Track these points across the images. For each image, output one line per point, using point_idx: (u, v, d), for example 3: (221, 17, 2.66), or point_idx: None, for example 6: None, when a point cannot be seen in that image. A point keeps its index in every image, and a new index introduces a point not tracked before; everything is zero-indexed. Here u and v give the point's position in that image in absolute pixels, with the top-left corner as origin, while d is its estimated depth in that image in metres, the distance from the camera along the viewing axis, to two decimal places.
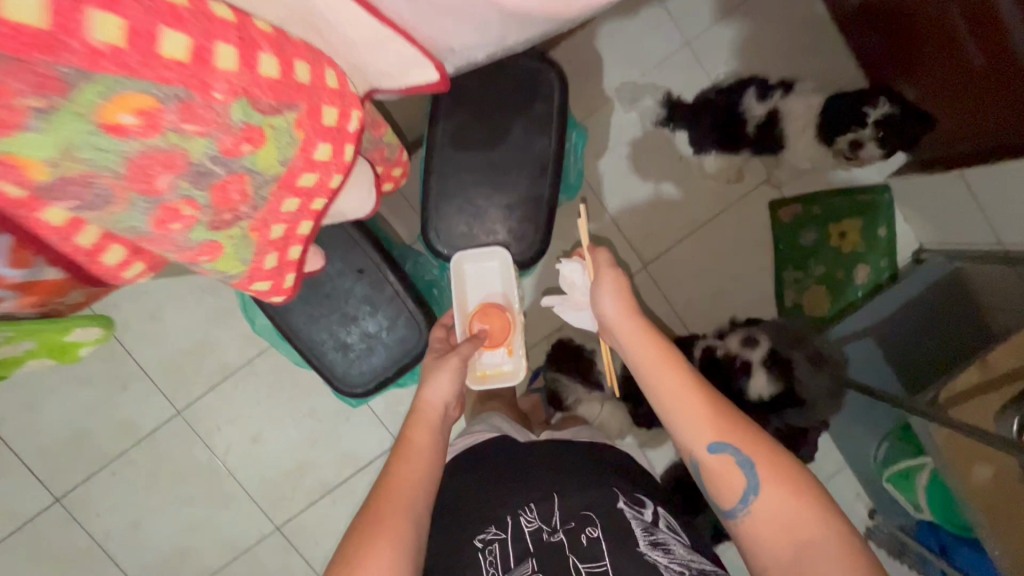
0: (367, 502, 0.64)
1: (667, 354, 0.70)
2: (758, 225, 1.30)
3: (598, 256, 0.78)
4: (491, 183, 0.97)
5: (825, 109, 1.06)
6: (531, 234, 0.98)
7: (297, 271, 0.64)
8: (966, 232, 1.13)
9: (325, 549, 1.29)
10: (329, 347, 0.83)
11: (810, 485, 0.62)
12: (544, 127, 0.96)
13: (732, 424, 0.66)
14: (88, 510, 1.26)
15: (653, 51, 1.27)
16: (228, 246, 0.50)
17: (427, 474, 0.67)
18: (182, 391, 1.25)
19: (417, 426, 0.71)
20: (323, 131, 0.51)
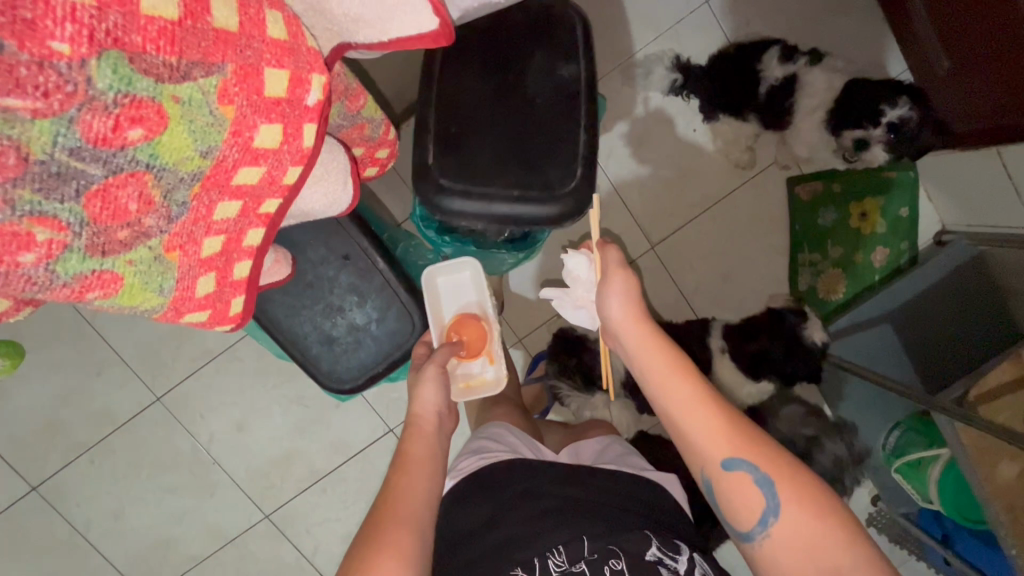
0: (365, 528, 0.56)
1: (678, 360, 0.64)
2: (775, 200, 1.23)
3: (607, 254, 0.71)
4: (514, 120, 0.79)
5: (842, 98, 0.97)
6: (569, 167, 0.77)
7: (246, 296, 0.56)
8: (999, 214, 1.06)
9: (316, 538, 1.25)
10: (313, 340, 0.76)
11: (836, 507, 0.57)
12: (568, 56, 0.80)
13: (750, 439, 0.60)
14: (66, 499, 1.20)
15: (667, 10, 1.16)
16: (130, 276, 0.42)
17: (426, 483, 0.61)
18: (161, 378, 1.18)
19: (414, 439, 0.65)
20: (264, 106, 0.42)
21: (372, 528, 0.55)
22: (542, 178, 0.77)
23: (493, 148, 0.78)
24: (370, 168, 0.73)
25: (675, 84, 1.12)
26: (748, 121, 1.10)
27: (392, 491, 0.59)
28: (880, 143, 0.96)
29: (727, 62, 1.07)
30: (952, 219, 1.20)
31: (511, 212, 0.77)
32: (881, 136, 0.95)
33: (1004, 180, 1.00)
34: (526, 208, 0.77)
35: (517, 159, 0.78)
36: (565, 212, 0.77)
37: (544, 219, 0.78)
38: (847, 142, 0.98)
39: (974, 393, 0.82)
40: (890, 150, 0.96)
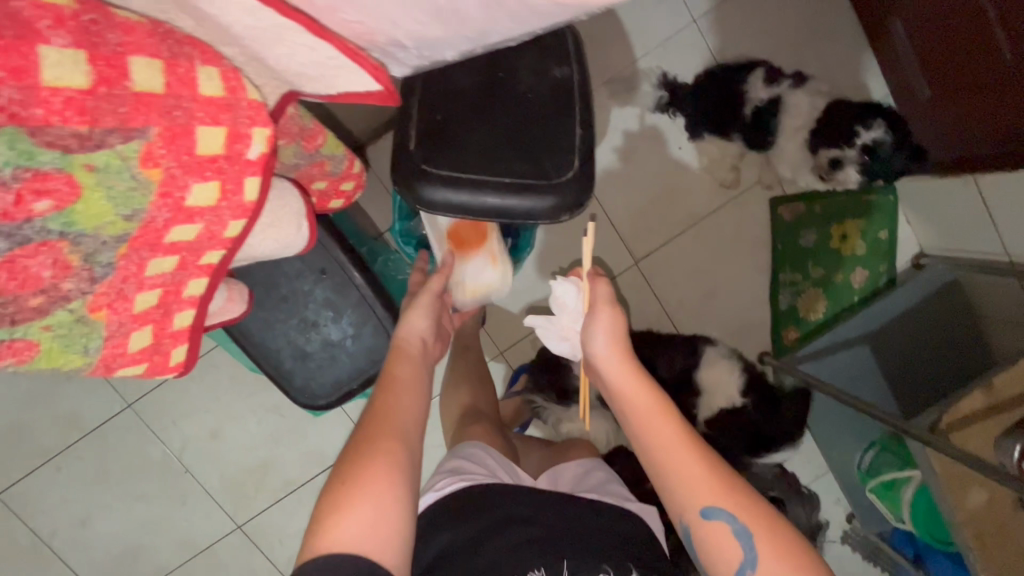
0: (353, 440, 0.57)
1: (659, 403, 0.66)
2: (757, 222, 1.23)
3: (597, 285, 0.73)
4: (506, 115, 0.77)
5: (824, 117, 0.97)
6: (564, 159, 0.76)
7: (189, 342, 0.52)
8: (975, 240, 1.09)
9: (289, 550, 1.23)
10: (287, 355, 0.74)
11: (811, 559, 0.59)
12: (561, 57, 0.79)
13: (730, 489, 0.61)
14: (31, 507, 1.17)
15: (659, 26, 1.15)
16: (47, 342, 0.40)
17: (413, 400, 0.62)
18: (133, 383, 1.15)
19: (400, 360, 0.66)
20: (195, 164, 0.42)
21: (360, 440, 0.56)
22: (538, 169, 0.75)
23: (484, 141, 0.76)
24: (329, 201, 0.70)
25: (661, 102, 1.13)
26: (731, 141, 1.10)
27: (380, 407, 0.60)
28: (853, 164, 0.95)
29: (714, 82, 1.08)
30: (929, 242, 1.22)
31: (506, 202, 0.74)
32: (855, 159, 0.94)
33: (980, 208, 1.03)
34: (520, 198, 0.74)
35: (513, 152, 0.75)
36: (562, 203, 0.75)
37: (540, 212, 0.75)
38: (824, 162, 0.97)
39: (945, 420, 0.83)
40: (865, 173, 0.96)
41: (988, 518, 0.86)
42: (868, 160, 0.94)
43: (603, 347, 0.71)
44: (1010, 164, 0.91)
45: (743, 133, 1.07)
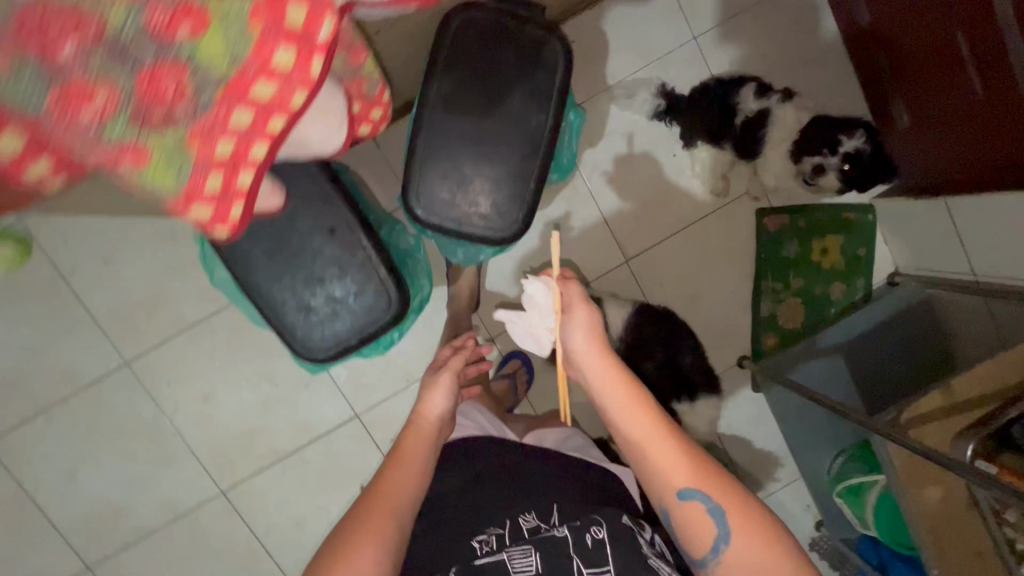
0: (353, 509, 0.65)
1: (636, 392, 0.70)
2: (744, 232, 1.28)
3: (568, 287, 0.79)
4: (471, 143, 0.76)
5: (804, 131, 1.06)
6: (509, 206, 0.78)
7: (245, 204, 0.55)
8: (944, 261, 1.17)
9: (270, 518, 1.26)
10: (291, 308, 0.76)
11: (781, 537, 0.62)
12: (543, 102, 0.75)
13: (704, 470, 0.66)
14: (20, 457, 1.19)
15: (664, 36, 1.20)
16: (156, 154, 0.45)
17: (414, 481, 0.70)
18: (132, 342, 1.17)
19: (410, 436, 0.76)
20: (287, 31, 0.45)
21: (358, 513, 0.64)
22: (482, 208, 0.78)
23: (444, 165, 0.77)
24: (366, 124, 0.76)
25: (658, 109, 1.19)
26: (723, 149, 1.16)
27: (384, 481, 0.68)
28: (834, 170, 1.06)
29: (710, 93, 1.15)
30: (905, 261, 1.29)
31: (460, 230, 0.78)
32: (836, 165, 1.05)
33: (949, 229, 1.11)
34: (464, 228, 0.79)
35: (475, 183, 0.77)
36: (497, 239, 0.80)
37: (483, 242, 0.80)
38: (807, 168, 1.07)
39: (905, 415, 0.88)
40: (844, 178, 1.08)
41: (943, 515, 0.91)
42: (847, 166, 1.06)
43: (581, 342, 0.75)
44: (981, 187, 1.00)
45: (733, 141, 1.14)
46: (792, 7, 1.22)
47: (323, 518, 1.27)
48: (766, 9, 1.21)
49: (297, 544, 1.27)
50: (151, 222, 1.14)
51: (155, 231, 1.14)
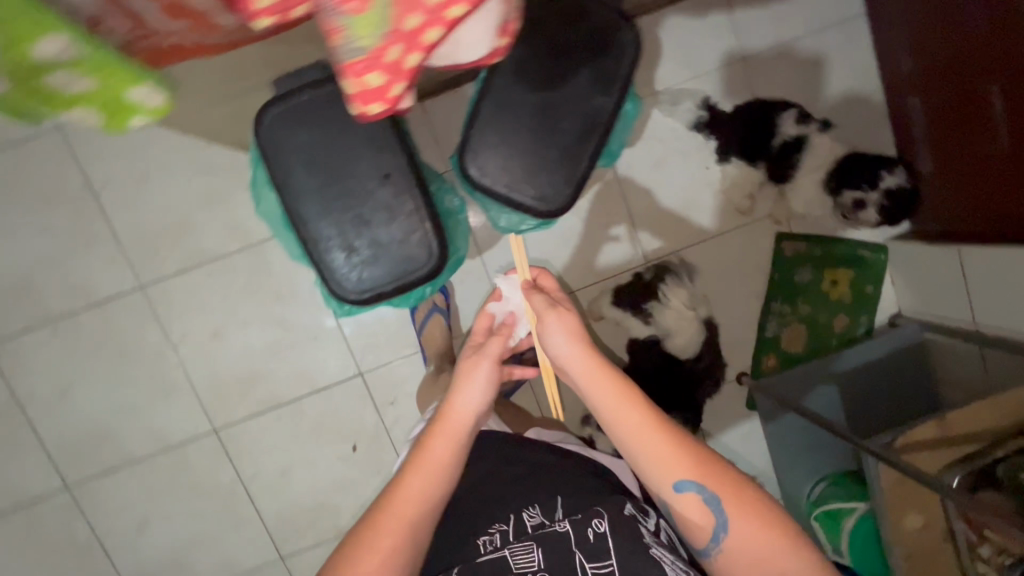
0: (370, 516, 0.67)
1: (620, 390, 0.70)
2: (762, 252, 1.31)
3: (533, 299, 0.78)
4: (532, 120, 0.78)
5: (841, 166, 1.18)
6: (562, 184, 0.81)
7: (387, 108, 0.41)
8: (949, 307, 1.21)
9: (259, 463, 1.26)
10: (336, 248, 0.78)
11: (777, 520, 0.65)
12: (606, 86, 0.78)
13: (698, 460, 0.67)
14: (16, 365, 1.18)
15: (716, 51, 1.23)
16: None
17: (432, 489, 0.69)
18: (150, 267, 1.17)
19: (438, 435, 0.72)
20: None
21: (373, 521, 0.66)
22: (538, 184, 0.80)
23: (505, 138, 0.79)
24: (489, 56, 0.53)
25: (700, 121, 1.23)
26: (755, 168, 1.22)
27: (401, 489, 0.68)
28: (874, 204, 1.19)
29: (751, 112, 1.21)
30: (908, 305, 1.32)
31: (508, 196, 0.81)
32: (876, 200, 1.19)
33: (959, 277, 1.15)
34: (516, 201, 0.81)
35: (530, 154, 0.80)
36: (546, 214, 0.83)
37: (526, 212, 0.83)
38: (848, 203, 1.20)
39: (901, 440, 0.91)
40: (881, 212, 1.20)
41: (923, 553, 0.95)
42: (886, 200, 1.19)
43: (562, 346, 0.75)
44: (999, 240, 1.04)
45: (767, 161, 1.21)
46: (841, 42, 1.24)
47: (309, 471, 1.27)
48: (816, 39, 1.24)
49: (280, 494, 1.27)
50: (189, 151, 1.14)
51: (192, 160, 1.14)
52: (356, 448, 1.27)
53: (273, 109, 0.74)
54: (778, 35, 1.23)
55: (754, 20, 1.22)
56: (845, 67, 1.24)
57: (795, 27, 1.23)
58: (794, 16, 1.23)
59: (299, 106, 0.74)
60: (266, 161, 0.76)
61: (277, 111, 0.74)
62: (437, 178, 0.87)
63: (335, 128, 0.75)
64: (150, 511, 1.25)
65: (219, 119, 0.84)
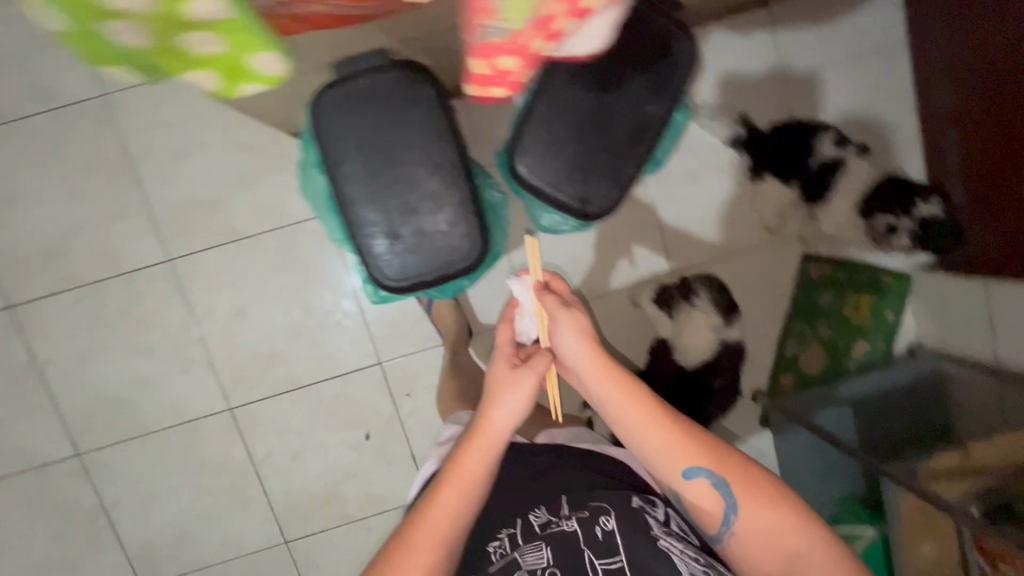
0: (405, 528, 0.68)
1: (631, 389, 0.68)
2: (787, 271, 1.32)
3: (544, 299, 0.75)
4: (582, 122, 0.79)
5: (874, 192, 1.17)
6: (608, 187, 0.82)
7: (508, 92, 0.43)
8: (969, 340, 1.22)
9: (270, 444, 1.26)
10: (380, 234, 0.79)
11: (785, 498, 0.65)
12: (659, 94, 0.79)
13: (706, 447, 0.66)
14: (37, 328, 1.18)
15: (755, 70, 1.24)
16: None
17: (466, 504, 0.69)
18: (180, 241, 1.18)
19: (473, 447, 0.71)
20: None
21: (408, 535, 0.67)
22: (584, 186, 0.81)
23: (554, 138, 0.79)
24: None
25: (736, 138, 1.23)
26: (789, 187, 1.21)
27: (435, 505, 0.68)
28: (906, 230, 1.18)
29: (787, 131, 1.21)
30: (926, 335, 1.33)
31: (554, 196, 0.81)
32: (910, 226, 1.18)
33: (982, 309, 1.16)
34: (561, 201, 0.82)
35: (579, 155, 0.80)
36: (589, 216, 0.83)
37: (570, 213, 0.83)
38: (880, 227, 1.19)
39: (924, 471, 0.95)
40: (914, 239, 1.19)
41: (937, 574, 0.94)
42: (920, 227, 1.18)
43: (574, 346, 0.72)
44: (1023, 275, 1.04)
45: (802, 181, 1.20)
46: (879, 72, 1.26)
47: (320, 456, 1.27)
48: (856, 66, 1.25)
49: (289, 476, 1.27)
50: (229, 128, 1.15)
51: (232, 137, 1.15)
52: (368, 436, 1.27)
53: (330, 92, 0.75)
54: (818, 60, 1.24)
55: (796, 41, 1.24)
56: (881, 96, 1.26)
57: (836, 53, 1.25)
58: (835, 42, 1.24)
59: (355, 90, 0.75)
60: (318, 143, 0.76)
61: (335, 94, 0.74)
62: (479, 172, 0.86)
63: (389, 116, 0.76)
64: (159, 484, 1.25)
65: (270, 98, 0.85)
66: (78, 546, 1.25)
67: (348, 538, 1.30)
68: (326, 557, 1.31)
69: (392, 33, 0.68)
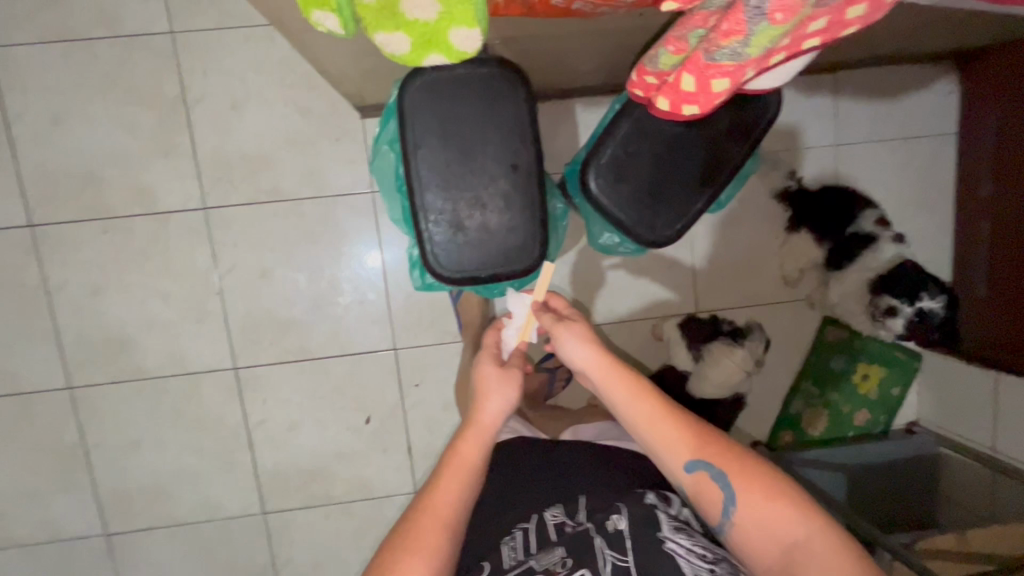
0: (405, 521, 0.62)
1: (636, 386, 0.66)
2: (806, 330, 1.34)
3: (540, 318, 0.73)
4: (663, 152, 0.80)
5: (890, 271, 1.19)
6: (674, 217, 0.82)
7: (733, 82, 0.53)
8: (966, 427, 1.26)
9: (269, 411, 1.23)
10: (443, 221, 0.78)
11: (783, 485, 0.60)
12: (740, 138, 0.80)
13: (706, 440, 0.64)
14: (56, 252, 1.15)
15: (812, 132, 1.27)
16: (686, 59, 0.53)
17: (469, 491, 0.65)
18: (219, 192, 1.16)
19: (468, 437, 0.67)
20: (829, 23, 0.45)
21: (410, 527, 0.61)
22: (651, 213, 0.82)
23: (633, 163, 0.81)
24: (633, 86, 0.65)
25: (785, 190, 1.27)
26: (819, 246, 1.24)
27: (436, 495, 0.63)
28: (903, 317, 1.18)
29: (836, 195, 1.23)
30: (927, 416, 1.35)
31: (618, 217, 0.82)
32: (908, 314, 1.18)
33: (988, 400, 1.20)
34: (624, 223, 0.83)
35: (651, 182, 0.81)
36: (649, 242, 0.84)
37: (629, 237, 0.84)
38: (882, 306, 1.19)
39: (921, 544, 0.96)
40: (908, 327, 1.19)
41: None
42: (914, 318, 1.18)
43: (580, 351, 0.68)
44: None
45: (832, 245, 1.23)
46: (926, 154, 1.29)
47: (316, 432, 1.25)
48: (904, 145, 1.29)
49: (280, 447, 1.25)
50: (293, 91, 1.14)
51: (293, 100, 1.14)
52: (368, 421, 1.25)
53: (425, 74, 0.74)
54: (871, 133, 1.28)
55: (855, 112, 1.27)
56: (923, 177, 1.30)
57: (888, 129, 1.28)
58: (890, 118, 1.28)
59: (447, 77, 0.74)
60: (402, 121, 0.76)
61: (430, 77, 0.74)
62: (549, 183, 0.88)
63: (478, 110, 0.76)
64: (147, 433, 1.22)
65: (356, 67, 0.84)
66: (50, 481, 1.21)
67: (327, 520, 1.28)
68: (301, 535, 1.28)
69: (500, 31, 0.68)
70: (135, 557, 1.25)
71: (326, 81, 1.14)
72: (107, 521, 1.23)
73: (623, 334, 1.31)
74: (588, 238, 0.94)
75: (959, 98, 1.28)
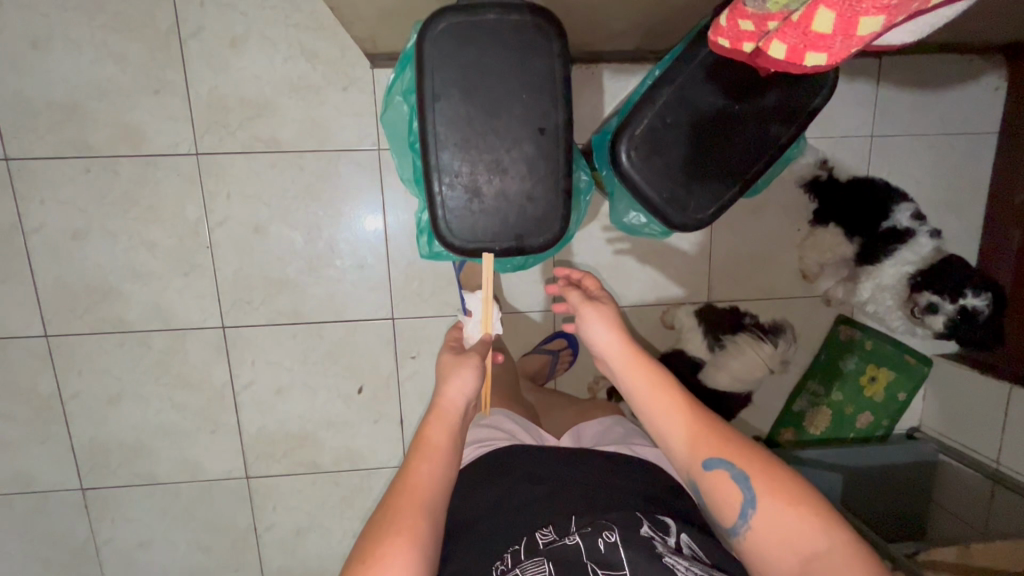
0: (381, 512, 0.57)
1: (659, 377, 0.64)
2: (818, 329, 1.30)
3: (567, 294, 0.71)
4: (704, 125, 0.74)
5: (934, 266, 1.11)
6: (708, 198, 0.76)
7: (883, 23, 0.41)
8: (970, 438, 1.23)
9: (256, 374, 1.18)
10: (458, 184, 0.71)
11: (807, 495, 0.55)
12: (790, 114, 0.73)
13: (725, 439, 0.60)
14: (34, 190, 1.06)
15: (848, 120, 1.20)
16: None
17: (443, 472, 0.60)
18: (213, 137, 1.07)
19: (436, 422, 0.64)
20: None
21: (387, 516, 0.56)
22: (685, 192, 0.76)
23: (671, 135, 0.75)
24: (723, 36, 0.55)
25: (815, 179, 1.20)
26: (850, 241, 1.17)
27: (409, 480, 0.59)
28: (945, 314, 1.10)
29: (873, 188, 1.16)
30: (931, 421, 1.32)
31: (647, 194, 0.76)
32: (950, 311, 1.10)
33: (998, 413, 1.17)
34: (655, 200, 0.76)
35: (688, 157, 0.75)
36: (680, 224, 0.77)
37: (658, 217, 0.78)
38: (921, 302, 1.12)
39: (923, 555, 0.94)
40: (949, 325, 1.11)
41: None
42: (958, 318, 1.10)
43: (603, 337, 0.67)
44: None
45: (863, 239, 1.16)
46: (964, 154, 1.23)
47: (306, 400, 1.20)
48: (942, 141, 1.22)
49: (268, 411, 1.20)
50: (298, 31, 1.04)
51: (298, 42, 1.05)
52: (361, 390, 1.21)
53: (448, 18, 0.67)
54: (909, 126, 1.21)
55: (896, 102, 1.20)
56: (957, 178, 1.24)
57: (928, 123, 1.21)
58: (931, 112, 1.21)
59: (475, 22, 0.67)
60: (420, 69, 0.68)
61: (455, 20, 0.67)
62: (575, 153, 0.81)
63: (506, 63, 0.68)
64: (128, 387, 1.16)
65: (372, 6, 0.76)
66: (23, 431, 1.16)
67: (312, 488, 1.24)
68: (285, 502, 1.24)
69: None
70: (112, 513, 1.21)
71: (335, 23, 1.04)
72: (82, 474, 1.19)
73: (630, 320, 1.26)
74: (613, 218, 0.88)
75: (1005, 96, 1.21)
